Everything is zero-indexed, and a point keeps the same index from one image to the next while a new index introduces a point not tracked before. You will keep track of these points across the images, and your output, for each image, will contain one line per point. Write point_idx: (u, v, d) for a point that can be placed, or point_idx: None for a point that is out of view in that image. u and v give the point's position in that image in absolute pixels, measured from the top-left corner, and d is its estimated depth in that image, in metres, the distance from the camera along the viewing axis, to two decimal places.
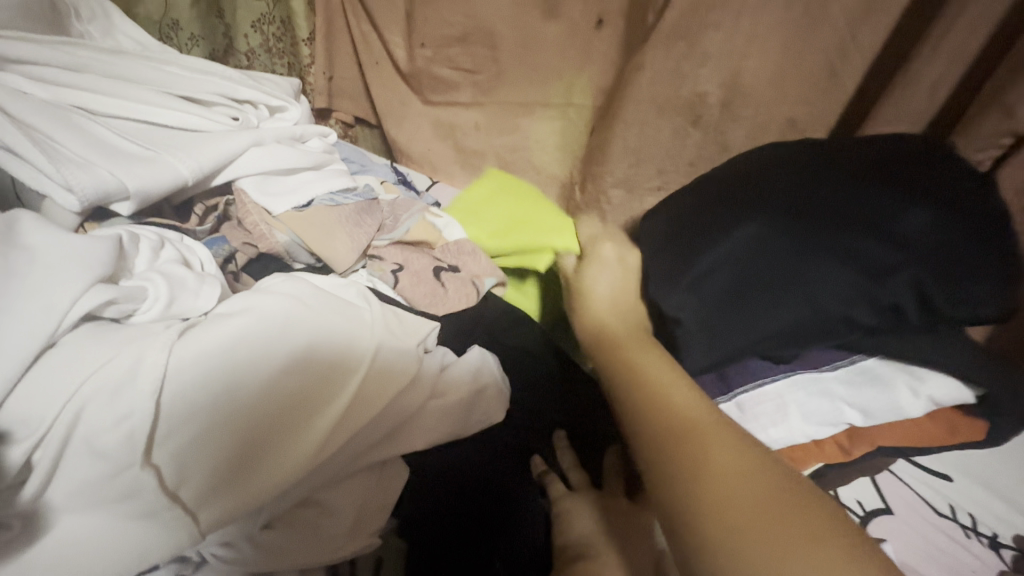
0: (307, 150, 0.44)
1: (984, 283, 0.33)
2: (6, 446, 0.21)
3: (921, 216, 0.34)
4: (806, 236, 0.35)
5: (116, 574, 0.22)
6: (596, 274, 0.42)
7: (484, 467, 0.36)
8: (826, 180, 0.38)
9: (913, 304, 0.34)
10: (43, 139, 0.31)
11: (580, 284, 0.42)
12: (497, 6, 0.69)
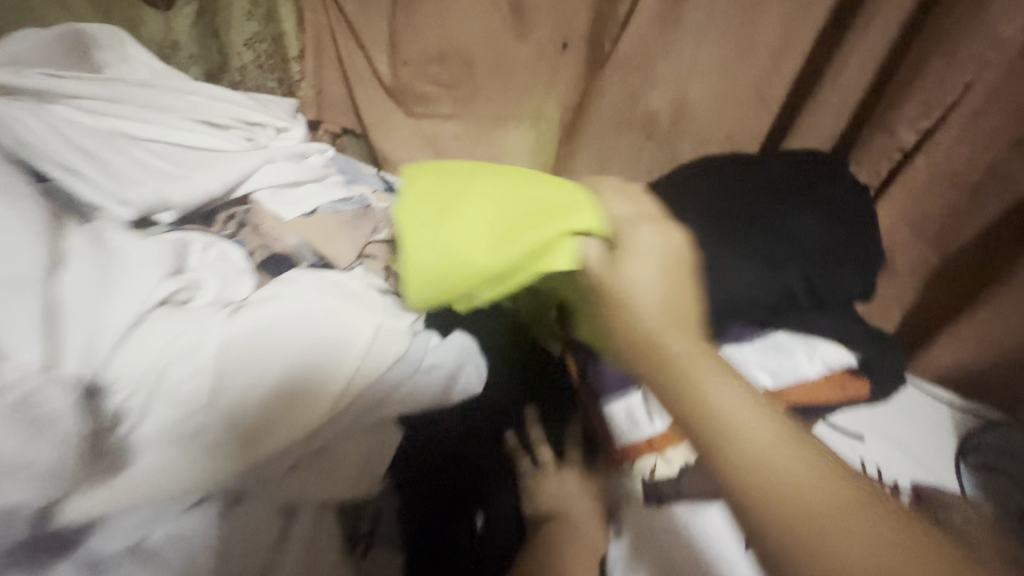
0: (309, 165, 0.52)
1: (849, 270, 0.45)
2: (108, 394, 0.29)
3: (810, 222, 0.45)
4: (725, 233, 0.44)
5: (186, 491, 0.29)
6: (641, 272, 0.32)
7: (459, 443, 0.43)
8: (737, 194, 0.48)
9: (801, 289, 0.44)
10: (99, 161, 0.38)
11: (619, 283, 0.32)
12: (471, 30, 0.76)
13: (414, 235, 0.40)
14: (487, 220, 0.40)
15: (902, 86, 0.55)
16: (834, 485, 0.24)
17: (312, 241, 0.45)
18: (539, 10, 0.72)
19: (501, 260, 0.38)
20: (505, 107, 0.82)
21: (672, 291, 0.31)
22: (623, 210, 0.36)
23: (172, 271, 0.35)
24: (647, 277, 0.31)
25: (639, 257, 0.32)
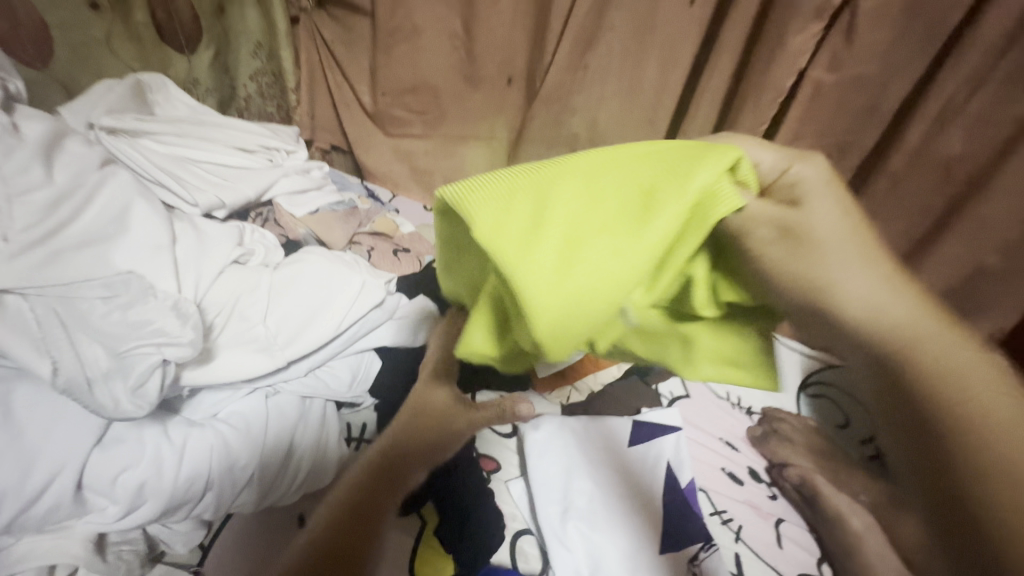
0: (312, 177, 0.71)
1: None
2: (206, 312, 0.47)
3: None
4: None
5: (247, 376, 0.47)
6: (822, 212, 0.34)
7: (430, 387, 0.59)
8: None
9: None
10: (175, 176, 0.56)
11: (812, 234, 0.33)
12: (435, 70, 0.96)
13: (512, 239, 0.30)
14: (594, 191, 0.33)
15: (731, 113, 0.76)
16: None
17: (318, 232, 0.64)
18: (487, 55, 0.92)
19: (642, 229, 0.31)
20: (468, 128, 1.02)
21: (871, 251, 0.34)
22: (768, 159, 0.38)
23: (238, 242, 0.53)
24: (843, 249, 0.33)
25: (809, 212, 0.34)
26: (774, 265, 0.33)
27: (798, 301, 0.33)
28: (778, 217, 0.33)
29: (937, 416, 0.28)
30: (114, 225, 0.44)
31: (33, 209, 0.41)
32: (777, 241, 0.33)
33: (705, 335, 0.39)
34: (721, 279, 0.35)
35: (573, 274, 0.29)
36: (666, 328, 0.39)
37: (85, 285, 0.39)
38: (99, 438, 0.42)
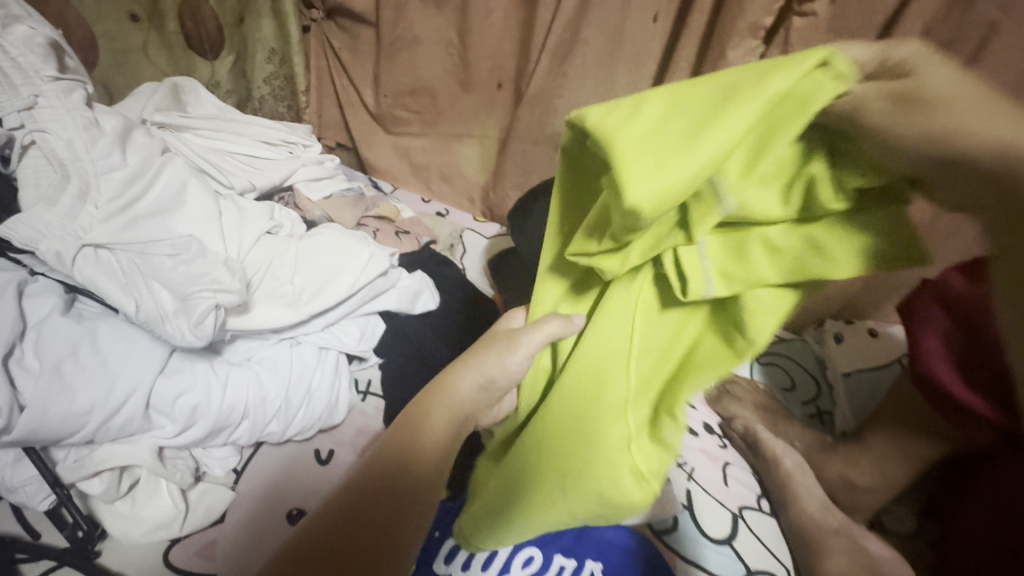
0: (326, 167, 0.82)
1: None
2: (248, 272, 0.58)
3: None
4: None
5: (276, 326, 0.57)
6: (933, 75, 0.28)
7: (425, 348, 0.69)
8: None
9: None
10: (214, 164, 0.67)
11: (926, 90, 0.27)
12: (432, 76, 1.08)
13: (616, 140, 0.32)
14: (686, 98, 0.33)
15: None
16: None
17: (332, 214, 0.74)
18: (481, 61, 1.03)
19: (727, 113, 0.30)
20: (464, 128, 1.13)
21: (979, 96, 0.27)
22: (862, 50, 0.30)
23: (270, 216, 0.64)
24: (965, 101, 0.27)
25: (922, 76, 0.28)
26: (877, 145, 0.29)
27: (913, 155, 0.27)
28: (887, 87, 0.28)
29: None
30: (173, 200, 0.55)
31: (115, 184, 0.52)
32: (895, 111, 0.28)
33: (846, 246, 0.33)
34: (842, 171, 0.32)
35: (669, 158, 0.30)
36: (796, 240, 0.35)
37: (157, 245, 0.50)
38: (162, 368, 0.53)
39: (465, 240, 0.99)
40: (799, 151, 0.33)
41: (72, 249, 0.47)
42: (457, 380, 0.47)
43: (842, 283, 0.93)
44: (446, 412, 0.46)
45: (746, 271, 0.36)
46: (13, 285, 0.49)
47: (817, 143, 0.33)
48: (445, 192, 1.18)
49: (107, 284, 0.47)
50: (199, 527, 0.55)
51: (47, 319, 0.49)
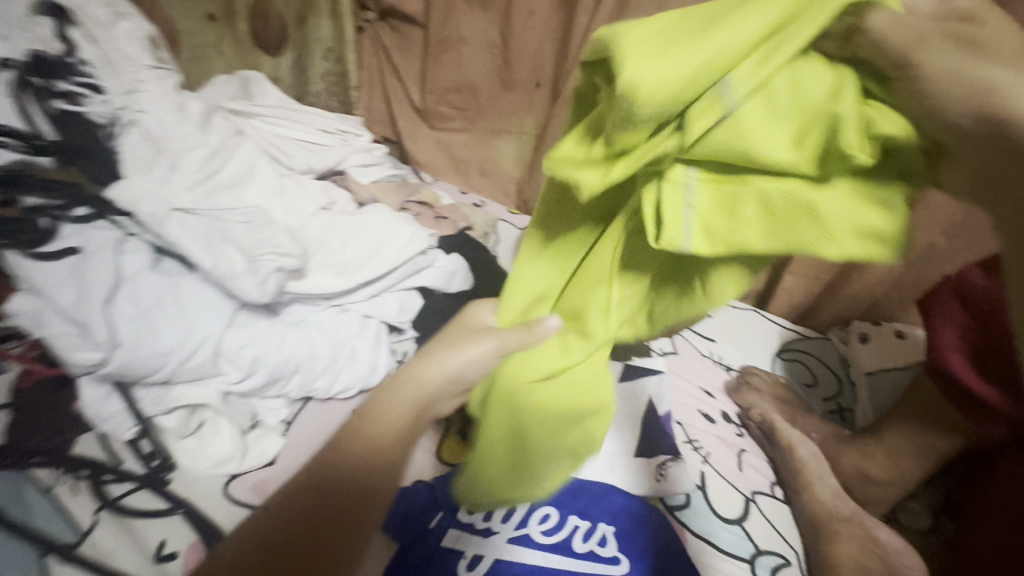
0: (374, 154, 0.88)
1: None
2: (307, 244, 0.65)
3: None
4: None
5: (328, 292, 0.63)
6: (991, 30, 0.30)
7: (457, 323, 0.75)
8: None
9: None
10: (277, 146, 0.74)
11: (970, 35, 0.30)
12: (475, 75, 1.15)
13: (638, 44, 0.36)
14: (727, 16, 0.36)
15: None
16: None
17: (378, 196, 0.81)
18: (522, 60, 1.09)
19: (743, 36, 0.34)
20: (503, 124, 1.19)
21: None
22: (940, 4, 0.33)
23: (325, 195, 0.70)
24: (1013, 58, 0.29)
25: (983, 28, 0.30)
26: (944, 88, 0.30)
27: (967, 114, 0.30)
28: (952, 29, 0.30)
29: None
30: (241, 178, 0.62)
31: (198, 159, 0.59)
32: (948, 49, 0.30)
33: (845, 211, 0.35)
34: (875, 115, 0.33)
35: (678, 52, 0.34)
36: (795, 199, 0.36)
37: (230, 213, 0.58)
38: (229, 322, 0.60)
39: (499, 229, 1.04)
40: (835, 82, 0.34)
41: (161, 210, 0.54)
42: (424, 370, 0.56)
43: (868, 282, 0.95)
44: (415, 395, 0.56)
45: (723, 226, 0.38)
46: (112, 243, 0.56)
47: (852, 77, 0.34)
48: (482, 185, 1.24)
49: (189, 241, 0.53)
50: (255, 466, 0.62)
51: (137, 273, 0.56)
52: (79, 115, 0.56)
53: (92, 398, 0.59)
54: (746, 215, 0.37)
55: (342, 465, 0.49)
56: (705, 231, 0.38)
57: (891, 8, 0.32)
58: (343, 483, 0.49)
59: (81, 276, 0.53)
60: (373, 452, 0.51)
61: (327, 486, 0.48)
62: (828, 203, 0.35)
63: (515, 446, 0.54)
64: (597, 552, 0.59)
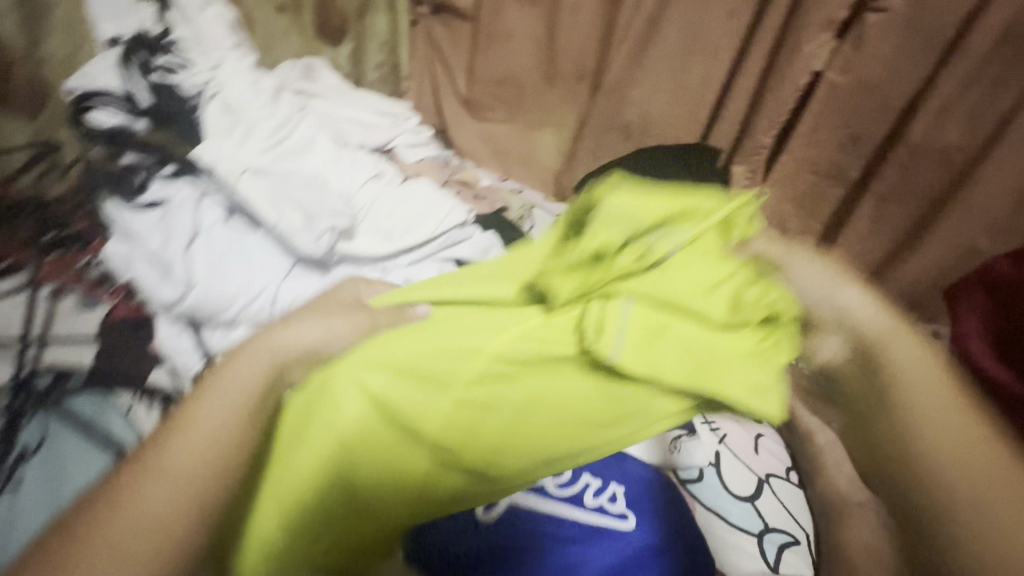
0: (421, 135, 0.94)
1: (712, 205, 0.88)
2: (358, 210, 0.71)
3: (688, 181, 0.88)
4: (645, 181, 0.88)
5: (372, 255, 0.70)
6: (808, 265, 0.65)
7: None
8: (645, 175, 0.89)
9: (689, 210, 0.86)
10: (335, 123, 0.81)
11: (785, 263, 0.67)
12: (522, 68, 1.20)
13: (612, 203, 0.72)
14: (660, 195, 0.73)
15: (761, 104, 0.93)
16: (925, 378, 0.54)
17: (424, 173, 0.87)
18: (566, 54, 1.13)
19: (675, 228, 0.69)
20: (545, 116, 1.23)
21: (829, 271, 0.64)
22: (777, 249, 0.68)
23: (377, 165, 0.75)
24: (821, 272, 0.64)
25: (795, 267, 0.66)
26: (790, 271, 0.66)
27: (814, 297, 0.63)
28: (772, 246, 0.69)
29: (903, 375, 0.55)
30: (303, 147, 0.69)
31: (269, 129, 0.67)
32: (805, 262, 0.65)
33: (720, 357, 0.62)
34: (764, 293, 0.65)
35: (618, 216, 0.70)
36: (678, 346, 0.62)
37: (293, 177, 0.65)
38: (287, 275, 0.66)
39: (534, 213, 1.08)
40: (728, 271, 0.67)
41: (235, 171, 0.62)
42: (274, 338, 0.56)
43: (902, 279, 0.95)
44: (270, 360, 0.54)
45: (649, 355, 0.61)
46: (192, 199, 0.64)
47: (737, 273, 0.67)
48: (521, 174, 1.29)
49: (258, 199, 0.62)
50: None
51: (212, 226, 0.63)
52: (172, 87, 0.64)
53: (168, 336, 0.69)
54: (653, 350, 0.62)
55: (184, 451, 0.44)
56: (629, 354, 0.60)
57: (764, 236, 0.70)
58: (192, 470, 0.44)
59: (167, 227, 0.62)
60: (223, 420, 0.47)
61: (164, 481, 0.42)
62: (716, 354, 0.62)
63: (324, 475, 0.54)
64: (607, 509, 0.62)
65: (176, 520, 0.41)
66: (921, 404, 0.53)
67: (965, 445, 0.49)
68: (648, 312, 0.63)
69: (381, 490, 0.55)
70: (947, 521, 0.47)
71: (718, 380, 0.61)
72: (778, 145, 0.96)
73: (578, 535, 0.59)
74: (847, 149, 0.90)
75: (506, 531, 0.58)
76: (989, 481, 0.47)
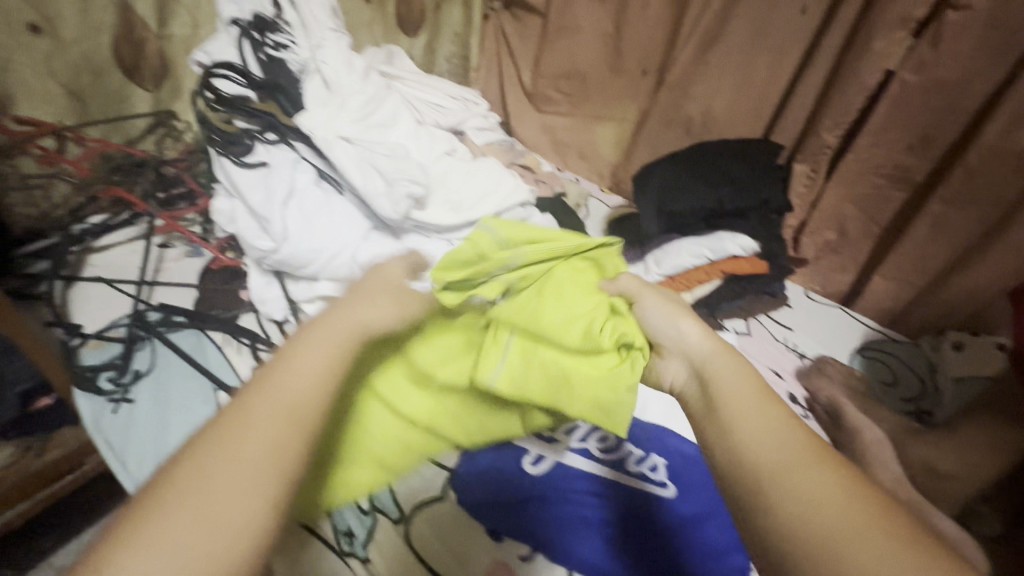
0: (489, 121, 1.00)
1: (765, 206, 0.89)
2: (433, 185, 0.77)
3: (745, 185, 0.88)
4: (703, 179, 0.89)
5: (445, 224, 0.75)
6: (650, 302, 0.55)
7: None
8: (706, 169, 0.90)
9: (740, 213, 0.87)
10: (416, 104, 0.88)
11: (634, 298, 0.57)
12: (586, 62, 1.24)
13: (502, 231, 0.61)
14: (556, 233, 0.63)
15: (826, 104, 0.93)
16: (772, 423, 0.40)
17: (490, 154, 0.92)
18: (632, 49, 1.16)
19: (558, 254, 0.60)
20: (606, 110, 1.26)
21: (669, 303, 0.54)
22: (632, 284, 0.58)
23: (450, 146, 0.82)
24: (664, 304, 0.54)
25: (644, 300, 0.55)
26: (649, 306, 0.55)
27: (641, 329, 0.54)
28: (633, 281, 0.58)
29: (751, 410, 0.41)
30: (389, 122, 0.77)
31: (360, 103, 0.74)
32: (654, 295, 0.55)
33: (585, 386, 0.56)
34: (624, 327, 0.55)
35: (514, 237, 0.61)
36: (550, 371, 0.57)
37: (378, 147, 0.72)
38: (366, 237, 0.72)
39: (589, 203, 1.12)
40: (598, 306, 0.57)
41: (332, 136, 0.68)
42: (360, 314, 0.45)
43: (971, 289, 0.92)
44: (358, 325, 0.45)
45: (525, 380, 0.58)
46: (290, 161, 0.71)
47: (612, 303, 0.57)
48: (579, 167, 1.33)
49: (348, 164, 0.68)
50: None
51: (306, 186, 0.71)
52: (281, 60, 0.72)
53: (258, 285, 0.77)
54: (528, 373, 0.58)
55: (259, 428, 0.36)
56: (509, 378, 0.58)
57: (627, 275, 0.59)
58: (269, 455, 0.35)
59: (269, 184, 0.70)
60: (309, 392, 0.38)
61: (271, 422, 0.36)
62: (576, 376, 0.56)
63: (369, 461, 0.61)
64: (648, 476, 0.66)
65: (247, 522, 0.32)
66: (741, 407, 0.41)
67: (789, 458, 0.37)
68: (527, 345, 0.58)
69: (388, 441, 0.62)
70: (791, 540, 0.33)
71: (572, 395, 0.57)
72: (844, 146, 0.95)
73: (619, 494, 0.63)
74: (915, 151, 0.88)
75: (551, 482, 0.63)
76: (831, 496, 0.34)
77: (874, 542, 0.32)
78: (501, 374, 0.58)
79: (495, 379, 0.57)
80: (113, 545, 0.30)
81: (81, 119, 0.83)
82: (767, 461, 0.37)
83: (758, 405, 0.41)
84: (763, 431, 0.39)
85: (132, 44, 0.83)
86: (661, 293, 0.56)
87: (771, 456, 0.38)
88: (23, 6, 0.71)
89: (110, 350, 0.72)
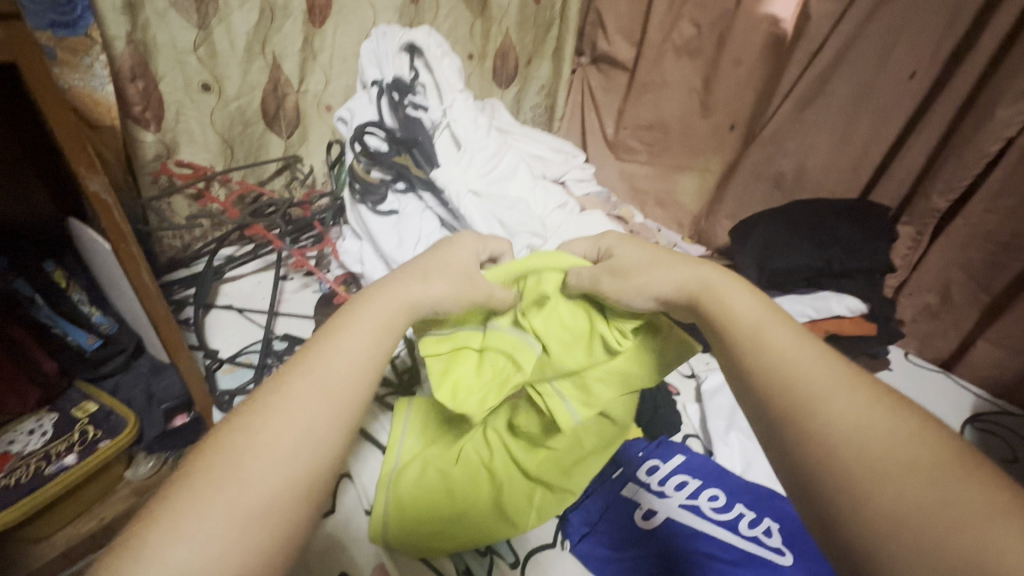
0: (587, 172, 1.04)
1: (868, 267, 0.88)
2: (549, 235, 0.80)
3: (843, 244, 0.88)
4: (797, 239, 0.90)
5: None
6: (619, 287, 0.50)
7: None
8: (800, 228, 0.91)
9: (835, 274, 0.88)
10: (528, 159, 0.93)
11: (597, 289, 0.52)
12: (672, 115, 1.27)
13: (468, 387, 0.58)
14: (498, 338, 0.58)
15: (935, 167, 0.92)
16: (797, 353, 0.38)
17: (589, 204, 0.96)
18: (720, 104, 1.18)
19: (531, 336, 0.58)
20: (690, 161, 1.28)
21: (651, 257, 0.51)
22: (582, 282, 0.54)
23: (561, 200, 0.86)
24: (647, 265, 0.50)
25: (603, 281, 0.52)
26: (616, 290, 0.50)
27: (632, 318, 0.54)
28: (583, 274, 0.54)
29: (760, 348, 0.39)
30: (509, 174, 0.83)
31: (486, 159, 0.79)
32: (609, 275, 0.51)
33: (648, 372, 0.59)
34: (617, 320, 0.55)
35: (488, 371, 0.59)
36: (611, 376, 0.59)
37: (501, 200, 0.77)
38: None
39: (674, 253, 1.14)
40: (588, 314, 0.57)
41: (463, 190, 0.74)
42: (408, 288, 0.48)
43: None
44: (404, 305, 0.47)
45: (596, 395, 0.60)
46: (418, 211, 0.77)
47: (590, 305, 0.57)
48: (658, 215, 1.36)
49: (476, 216, 0.73)
50: None
51: (432, 233, 0.76)
52: (418, 119, 0.79)
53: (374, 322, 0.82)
54: (599, 388, 0.59)
55: (295, 407, 0.38)
56: (583, 401, 0.60)
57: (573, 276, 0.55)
58: (309, 442, 0.37)
59: (400, 231, 0.75)
60: (353, 380, 0.41)
61: (311, 403, 0.38)
62: (631, 369, 0.59)
63: (444, 526, 0.61)
64: (763, 540, 0.65)
65: (278, 506, 0.34)
66: (750, 348, 0.40)
67: (814, 383, 0.35)
68: (571, 378, 0.60)
69: (451, 491, 0.62)
70: (823, 468, 0.31)
71: (634, 381, 0.60)
72: (951, 211, 0.94)
73: (736, 558, 0.62)
74: None
75: (659, 541, 0.64)
76: (859, 417, 0.32)
77: (907, 458, 0.30)
78: (575, 403, 0.60)
79: (576, 414, 0.60)
80: (171, 519, 0.32)
81: (227, 164, 0.93)
82: (790, 390, 0.35)
83: (775, 334, 0.40)
84: (787, 361, 0.37)
85: (276, 98, 0.93)
86: (611, 269, 0.52)
87: (790, 385, 0.36)
88: (201, 69, 0.81)
89: (242, 374, 0.79)
